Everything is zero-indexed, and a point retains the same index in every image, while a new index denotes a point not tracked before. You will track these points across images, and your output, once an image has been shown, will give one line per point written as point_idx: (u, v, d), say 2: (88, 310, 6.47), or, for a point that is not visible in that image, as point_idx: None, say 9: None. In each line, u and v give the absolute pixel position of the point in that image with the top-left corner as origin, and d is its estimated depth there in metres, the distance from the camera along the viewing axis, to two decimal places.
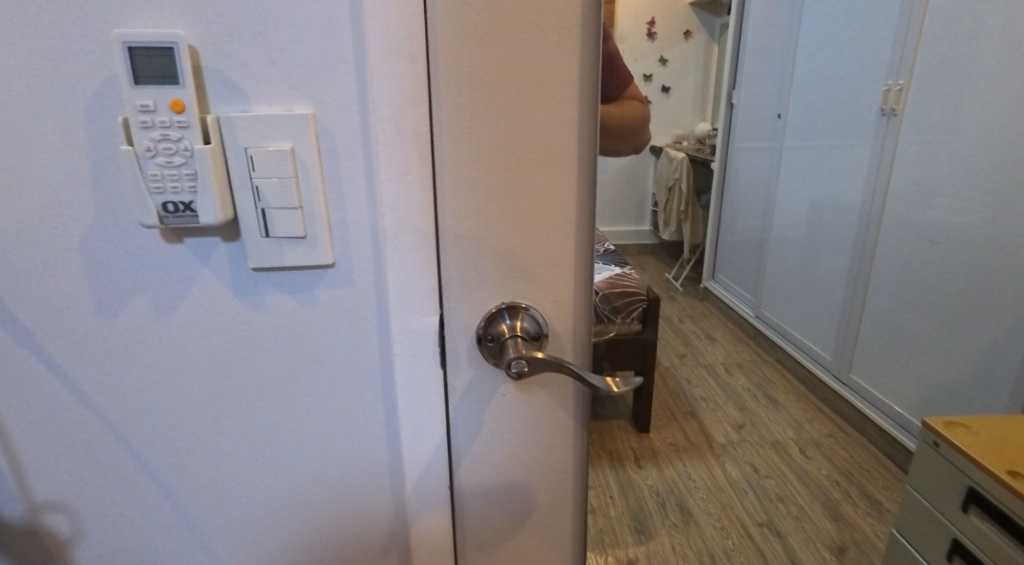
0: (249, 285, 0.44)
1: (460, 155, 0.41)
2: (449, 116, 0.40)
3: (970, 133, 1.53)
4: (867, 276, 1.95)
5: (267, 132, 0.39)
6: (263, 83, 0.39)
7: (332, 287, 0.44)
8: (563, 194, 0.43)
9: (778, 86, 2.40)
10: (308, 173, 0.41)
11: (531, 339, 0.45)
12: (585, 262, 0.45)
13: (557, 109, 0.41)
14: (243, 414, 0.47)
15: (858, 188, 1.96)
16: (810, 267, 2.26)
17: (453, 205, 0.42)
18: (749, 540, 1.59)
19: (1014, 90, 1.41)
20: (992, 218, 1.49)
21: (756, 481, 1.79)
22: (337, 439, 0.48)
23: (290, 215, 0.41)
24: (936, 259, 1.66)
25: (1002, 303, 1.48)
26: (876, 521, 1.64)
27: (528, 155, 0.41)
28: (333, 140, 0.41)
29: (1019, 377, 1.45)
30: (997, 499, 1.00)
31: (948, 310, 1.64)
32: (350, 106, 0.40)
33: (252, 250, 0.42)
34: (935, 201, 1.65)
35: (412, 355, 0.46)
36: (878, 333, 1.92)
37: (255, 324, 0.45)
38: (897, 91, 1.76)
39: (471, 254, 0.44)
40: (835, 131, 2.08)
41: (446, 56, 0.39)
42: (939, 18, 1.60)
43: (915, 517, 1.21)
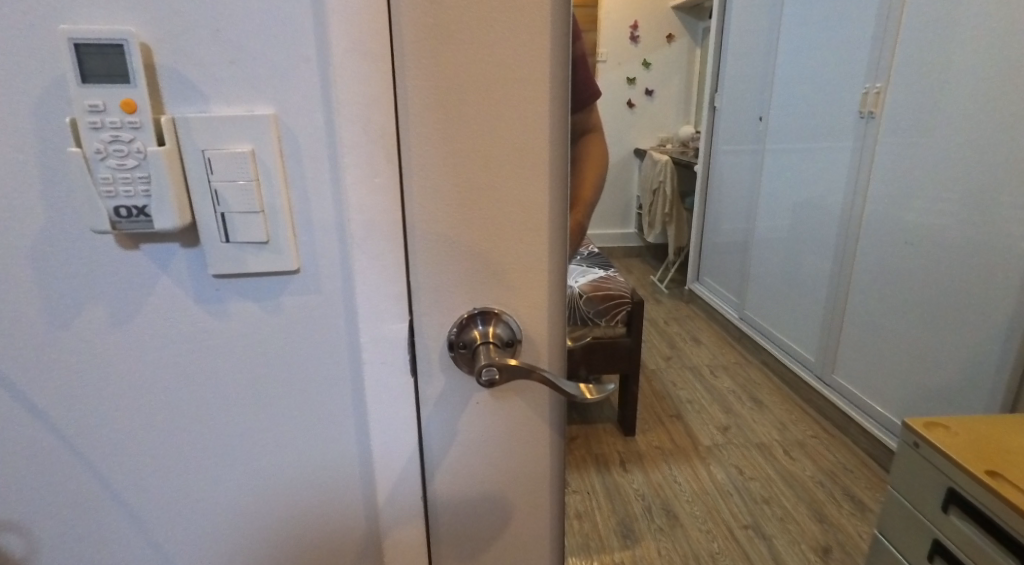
0: (211, 292, 0.42)
1: (428, 158, 0.40)
2: (416, 117, 0.39)
3: (948, 135, 1.54)
4: (849, 277, 1.96)
5: (226, 134, 0.38)
6: (222, 83, 0.38)
7: (298, 293, 0.43)
8: (535, 198, 0.42)
9: (759, 89, 2.42)
10: (271, 176, 0.39)
11: (505, 346, 0.44)
12: (560, 266, 0.44)
13: (528, 108, 0.40)
14: (207, 427, 0.45)
15: (839, 190, 1.97)
16: (793, 269, 2.28)
17: (422, 208, 0.41)
18: (735, 544, 1.61)
19: (991, 93, 1.43)
20: (969, 219, 1.51)
21: (742, 484, 1.80)
22: (306, 451, 0.47)
23: (252, 219, 0.40)
24: (914, 260, 1.68)
25: (980, 303, 1.49)
26: (860, 522, 1.65)
27: (498, 158, 0.40)
28: (296, 142, 0.39)
29: (997, 376, 1.47)
30: (976, 499, 1.01)
31: (925, 310, 1.66)
32: (315, 107, 0.39)
33: (213, 256, 0.40)
34: (914, 202, 1.67)
35: (383, 363, 0.45)
36: (859, 334, 1.93)
37: (217, 333, 0.43)
38: (876, 93, 1.78)
39: (441, 258, 0.43)
40: (815, 134, 2.09)
41: (412, 54, 0.38)
42: (915, 23, 1.62)
43: (896, 517, 1.22)
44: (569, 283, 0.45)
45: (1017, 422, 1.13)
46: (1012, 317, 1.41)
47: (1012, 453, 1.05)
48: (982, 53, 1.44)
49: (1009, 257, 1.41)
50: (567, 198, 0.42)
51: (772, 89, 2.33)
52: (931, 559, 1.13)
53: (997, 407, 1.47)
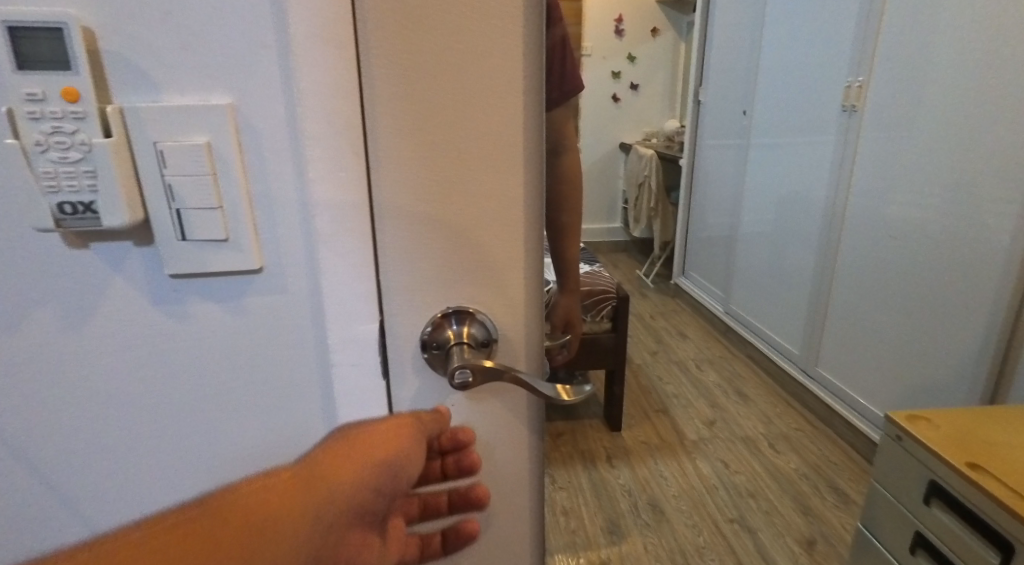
0: (170, 293, 0.40)
1: (399, 150, 0.38)
2: (384, 105, 0.37)
3: (930, 127, 1.55)
4: (833, 271, 1.96)
5: (181, 126, 0.36)
6: (174, 71, 0.36)
7: (261, 291, 0.42)
8: (511, 192, 0.40)
9: (744, 83, 2.42)
10: (228, 168, 0.38)
11: (479, 346, 0.43)
12: (536, 262, 0.43)
13: (503, 98, 0.38)
14: (169, 431, 0.43)
15: (822, 183, 1.98)
16: (776, 263, 2.29)
17: (391, 205, 0.39)
18: (720, 537, 1.59)
19: (972, 84, 1.43)
20: (949, 212, 1.52)
21: (727, 477, 1.80)
22: (271, 454, 0.46)
23: (211, 216, 0.38)
24: (896, 254, 1.69)
25: (961, 294, 1.50)
26: (844, 514, 1.66)
27: (472, 149, 0.39)
28: (257, 133, 0.38)
29: (976, 367, 1.48)
30: (957, 491, 1.01)
31: (906, 303, 1.67)
32: (275, 97, 0.38)
33: (169, 255, 0.39)
34: (896, 196, 1.68)
35: (353, 365, 0.43)
36: (842, 327, 1.94)
37: (180, 336, 0.41)
38: (858, 88, 1.79)
39: (413, 257, 0.41)
40: (799, 129, 2.10)
41: (378, 41, 0.36)
42: (898, 17, 1.62)
43: (879, 508, 1.22)
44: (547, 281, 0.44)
45: (997, 414, 1.14)
46: (992, 309, 1.42)
47: (993, 445, 1.05)
48: (963, 48, 1.44)
49: (990, 251, 1.42)
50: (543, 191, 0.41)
51: (756, 83, 2.34)
52: (914, 552, 1.13)
53: (977, 397, 1.48)
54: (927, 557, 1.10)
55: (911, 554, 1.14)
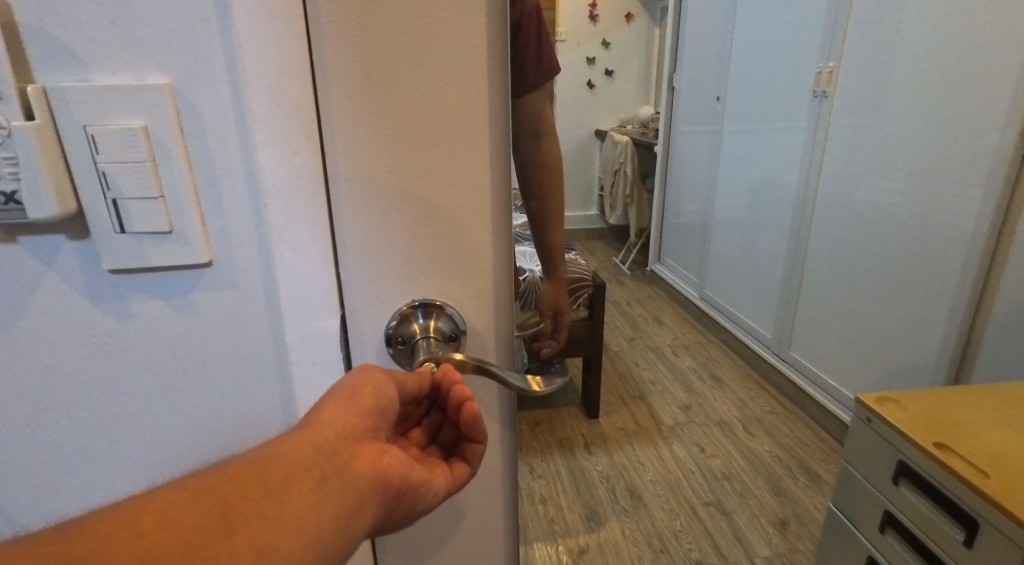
0: (109, 289, 0.42)
1: (357, 130, 0.40)
2: (338, 83, 0.39)
3: (899, 113, 1.56)
4: (804, 257, 1.99)
5: (113, 109, 0.38)
6: (103, 49, 0.37)
7: (211, 288, 0.43)
8: (476, 178, 0.42)
9: (717, 69, 2.44)
10: (169, 155, 0.39)
11: (446, 340, 0.45)
12: (504, 251, 0.45)
13: (465, 81, 0.40)
14: (113, 417, 0.45)
15: (795, 170, 2.00)
16: (750, 250, 2.32)
17: (348, 193, 0.41)
18: (696, 521, 1.63)
19: (940, 70, 1.44)
20: (914, 196, 1.54)
21: (702, 462, 1.84)
22: (219, 444, 0.47)
23: (151, 208, 0.40)
24: (863, 239, 1.73)
25: (928, 277, 1.52)
26: (816, 493, 1.71)
27: (432, 131, 0.40)
28: (198, 115, 0.39)
29: (941, 351, 1.51)
30: (924, 470, 1.03)
31: (873, 286, 1.70)
32: (219, 79, 0.39)
33: (106, 250, 0.40)
34: (864, 182, 1.70)
35: (312, 362, 0.45)
36: (813, 311, 1.98)
37: (120, 331, 0.43)
38: (828, 73, 1.79)
39: (375, 241, 0.43)
40: (770, 114, 2.12)
41: (331, 25, 0.37)
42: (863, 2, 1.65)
43: (851, 490, 1.24)
44: (514, 274, 0.46)
45: (958, 393, 1.16)
46: (955, 294, 1.46)
47: (957, 424, 1.08)
48: (925, 31, 1.47)
49: (950, 234, 1.46)
50: (508, 174, 0.43)
51: (729, 70, 2.35)
52: (883, 531, 1.15)
53: (941, 380, 1.52)
54: (896, 536, 1.12)
55: (879, 532, 1.17)
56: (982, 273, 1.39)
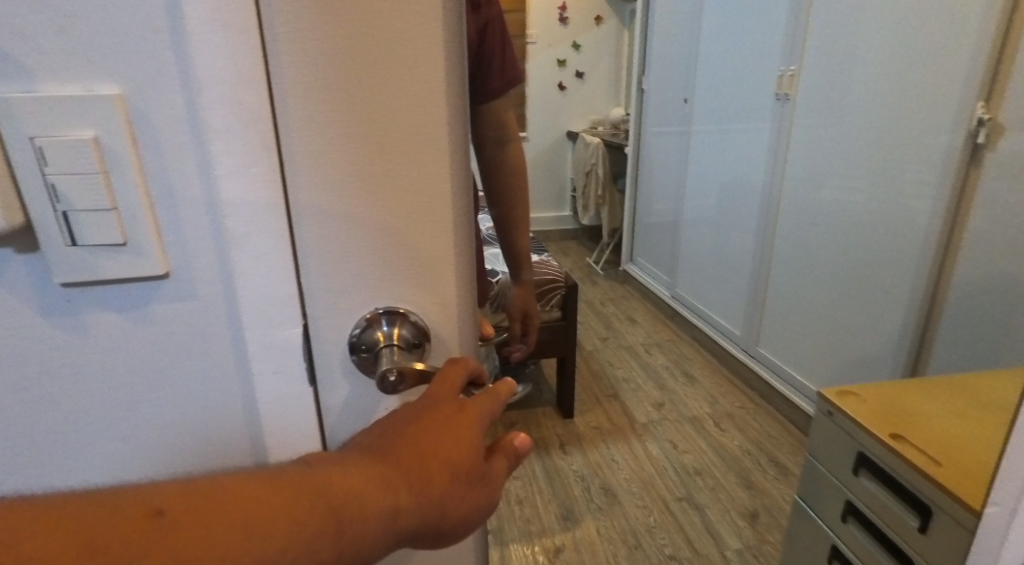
0: (63, 303, 0.42)
1: (316, 140, 0.40)
2: (295, 93, 0.39)
3: (854, 117, 1.78)
4: (769, 256, 2.20)
5: (64, 121, 0.38)
6: (51, 60, 0.37)
7: (169, 298, 0.44)
8: (439, 187, 0.43)
9: (685, 75, 2.66)
10: (122, 167, 0.39)
11: (409, 347, 0.46)
12: (466, 257, 0.46)
13: (424, 92, 0.41)
14: (68, 429, 0.45)
15: (761, 170, 2.22)
16: (719, 244, 2.52)
17: (308, 202, 0.42)
18: (669, 515, 1.69)
19: (890, 83, 1.65)
20: (869, 194, 1.75)
21: (675, 458, 1.92)
22: (178, 455, 0.47)
23: (104, 220, 0.40)
24: (825, 237, 1.92)
25: (885, 269, 1.71)
26: (782, 485, 1.82)
27: (401, 147, 0.42)
28: (149, 124, 0.39)
29: (899, 340, 1.68)
30: (885, 463, 1.08)
31: (829, 278, 1.91)
32: (173, 89, 0.39)
33: (58, 263, 0.40)
34: (827, 183, 1.91)
35: (277, 369, 0.46)
36: (780, 305, 2.17)
37: (73, 348, 0.43)
38: (790, 77, 2.02)
39: (337, 248, 0.43)
40: (736, 121, 2.35)
41: (286, 38, 0.38)
42: (820, 22, 1.89)
43: (816, 482, 1.27)
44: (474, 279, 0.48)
45: (911, 385, 1.24)
46: (913, 284, 1.62)
47: (906, 414, 1.15)
48: (875, 43, 1.68)
49: (908, 232, 1.63)
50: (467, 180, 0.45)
51: (697, 75, 2.57)
52: (845, 520, 1.19)
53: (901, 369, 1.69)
54: (857, 524, 1.16)
55: (841, 521, 1.20)
56: (934, 273, 1.57)
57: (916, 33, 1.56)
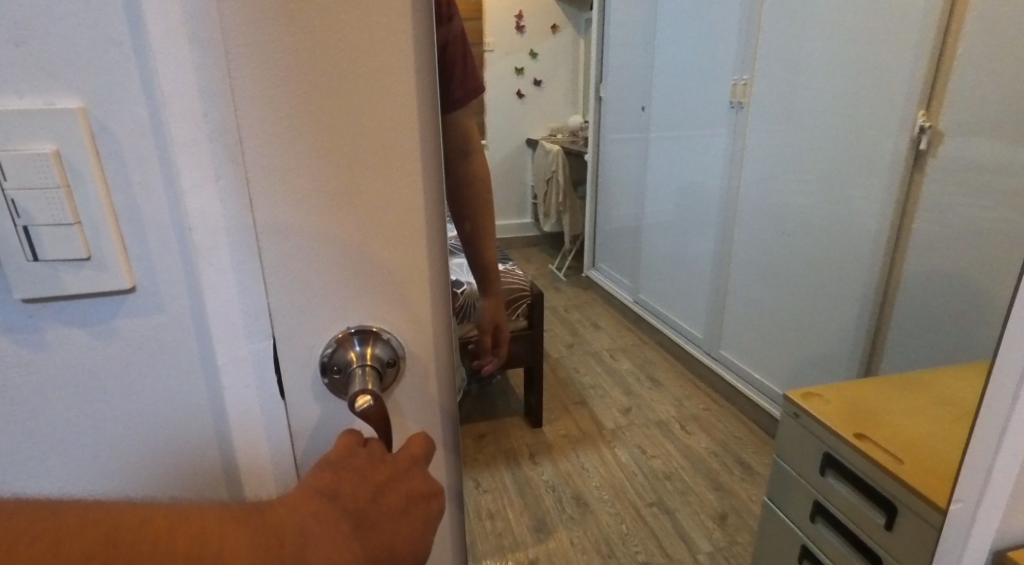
0: (24, 318, 0.53)
1: (278, 153, 0.47)
2: (255, 115, 0.46)
3: (805, 125, 1.98)
4: (728, 258, 2.44)
5: (24, 140, 0.47)
6: (25, 94, 0.47)
7: (128, 310, 0.55)
8: (400, 198, 0.51)
9: (642, 82, 2.77)
10: (84, 184, 0.50)
11: (381, 362, 0.55)
12: (441, 275, 0.55)
13: (385, 116, 0.48)
14: (52, 408, 0.57)
15: (719, 175, 2.41)
16: (680, 246, 2.72)
17: (270, 211, 0.49)
18: (641, 523, 1.82)
19: (840, 96, 1.84)
20: (819, 194, 1.97)
21: (645, 464, 2.02)
22: (147, 426, 0.59)
23: (65, 235, 0.50)
24: (788, 240, 2.12)
25: (838, 270, 1.94)
26: (750, 486, 1.94)
27: (360, 166, 0.49)
28: (112, 143, 0.50)
29: (854, 334, 1.88)
30: (855, 466, 1.12)
31: (793, 275, 2.13)
32: (136, 110, 0.50)
33: (18, 281, 0.51)
34: (780, 183, 2.12)
35: (242, 362, 0.60)
36: (743, 305, 2.37)
37: (55, 349, 0.55)
38: (743, 85, 2.19)
39: (297, 247, 0.51)
40: (697, 127, 2.51)
41: (247, 66, 0.45)
42: (769, 33, 2.05)
43: (784, 483, 1.31)
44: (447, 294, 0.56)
45: (885, 388, 1.25)
46: (865, 284, 1.84)
47: (873, 414, 1.18)
48: (830, 58, 1.85)
49: (858, 230, 1.85)
50: (437, 193, 0.52)
51: (653, 82, 2.71)
52: (813, 520, 1.22)
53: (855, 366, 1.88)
54: (825, 524, 1.20)
55: (810, 522, 1.23)
56: (886, 271, 1.77)
57: (868, 49, 1.73)
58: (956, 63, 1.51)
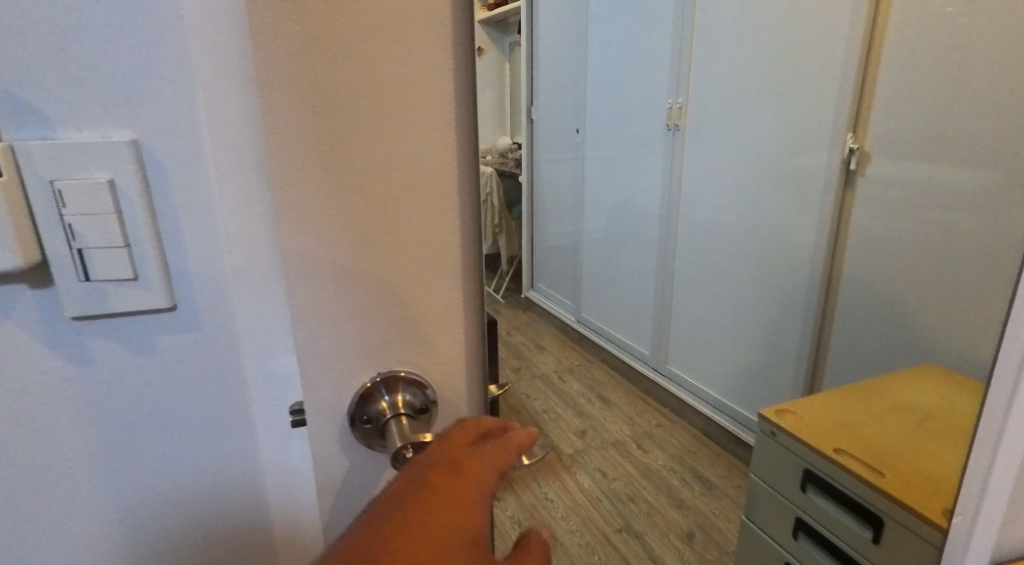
0: (70, 335, 0.48)
1: (303, 198, 0.42)
2: (280, 160, 0.41)
3: (735, 147, 2.07)
4: (672, 276, 2.44)
5: (79, 166, 0.44)
6: (73, 114, 0.44)
7: (169, 328, 0.51)
8: (438, 241, 0.47)
9: (574, 105, 2.81)
10: (132, 208, 0.46)
11: (412, 411, 0.49)
12: (473, 313, 0.50)
13: (423, 153, 0.44)
14: (80, 446, 0.51)
15: (655, 197, 2.45)
16: (615, 267, 2.76)
17: (301, 264, 0.43)
18: (613, 549, 1.73)
19: (766, 119, 1.95)
20: (752, 211, 2.05)
21: (607, 487, 1.97)
22: (177, 462, 0.55)
23: (116, 257, 0.46)
24: (727, 256, 2.18)
25: (777, 285, 2.01)
26: (710, 499, 1.94)
27: (394, 206, 0.44)
28: (161, 169, 0.47)
29: (798, 345, 1.97)
30: (853, 490, 1.11)
31: (733, 292, 2.19)
32: (182, 139, 0.47)
33: (70, 298, 0.46)
34: (716, 202, 2.19)
35: (270, 394, 0.56)
36: (686, 322, 2.41)
37: (79, 378, 0.50)
38: (678, 109, 2.26)
39: (324, 295, 0.45)
40: (627, 148, 2.56)
41: (269, 96, 0.39)
42: (700, 61, 2.14)
43: (760, 499, 1.33)
44: (480, 334, 0.51)
45: (845, 399, 1.34)
46: (803, 295, 1.92)
47: (844, 426, 1.21)
48: (758, 86, 1.95)
49: (791, 246, 1.93)
50: (472, 227, 0.48)
51: (585, 106, 2.75)
52: (796, 537, 1.24)
53: (802, 375, 1.96)
54: (810, 540, 1.22)
55: (793, 539, 1.25)
56: (824, 285, 1.85)
57: (791, 77, 1.84)
58: (877, 90, 1.63)
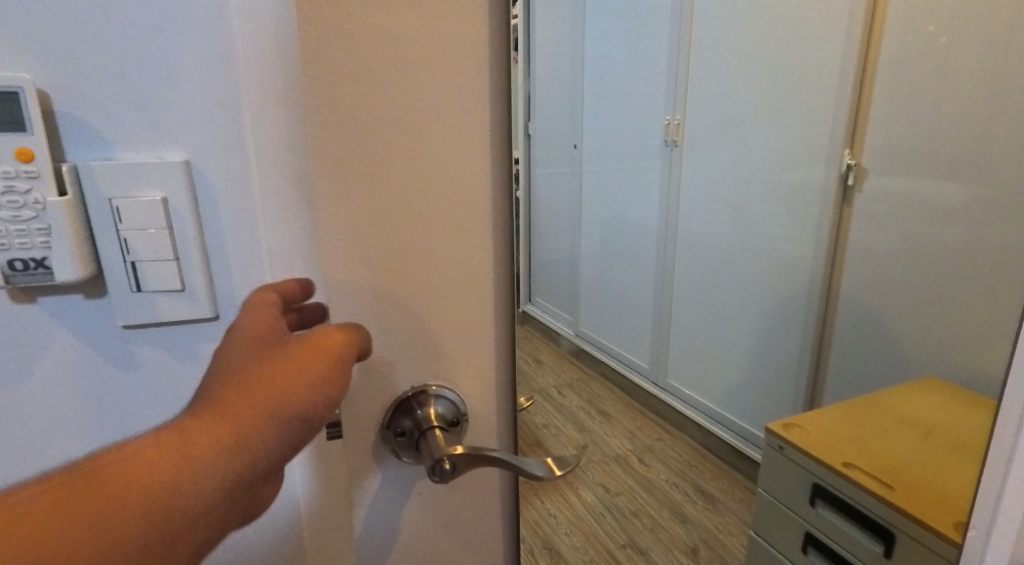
0: (121, 344, 0.58)
1: (340, 220, 0.48)
2: (325, 194, 0.47)
3: (733, 162, 2.10)
4: (670, 289, 2.46)
5: (136, 186, 0.52)
6: (133, 140, 0.53)
7: (210, 338, 0.60)
8: (468, 259, 0.52)
9: None
10: (182, 221, 0.55)
11: (445, 421, 0.55)
12: (502, 325, 0.56)
13: (461, 184, 0.50)
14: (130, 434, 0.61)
15: (653, 211, 2.45)
16: None
17: (341, 281, 0.49)
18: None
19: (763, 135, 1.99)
20: (749, 226, 2.09)
21: (610, 501, 1.70)
22: None
23: (166, 268, 0.55)
24: (725, 269, 2.22)
25: (776, 299, 2.04)
26: (714, 516, 1.89)
27: (416, 225, 0.49)
28: (208, 185, 0.56)
29: (798, 357, 1.99)
30: (871, 509, 1.10)
31: (734, 305, 2.22)
32: (227, 159, 0.56)
33: (126, 310, 0.56)
34: (712, 217, 2.22)
35: None
36: (688, 335, 2.43)
37: (130, 381, 0.59)
38: (676, 125, 2.27)
39: (362, 308, 0.51)
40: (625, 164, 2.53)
41: (313, 128, 0.45)
42: (696, 79, 2.17)
43: (772, 517, 1.34)
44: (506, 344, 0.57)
45: (854, 413, 1.35)
46: (803, 306, 1.96)
47: (848, 441, 1.24)
48: (755, 104, 1.99)
49: (788, 260, 1.97)
50: (503, 245, 0.53)
51: None
52: (806, 551, 1.25)
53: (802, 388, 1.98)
54: (818, 554, 1.23)
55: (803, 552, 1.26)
56: (823, 298, 1.88)
57: (790, 93, 1.86)
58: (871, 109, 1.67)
